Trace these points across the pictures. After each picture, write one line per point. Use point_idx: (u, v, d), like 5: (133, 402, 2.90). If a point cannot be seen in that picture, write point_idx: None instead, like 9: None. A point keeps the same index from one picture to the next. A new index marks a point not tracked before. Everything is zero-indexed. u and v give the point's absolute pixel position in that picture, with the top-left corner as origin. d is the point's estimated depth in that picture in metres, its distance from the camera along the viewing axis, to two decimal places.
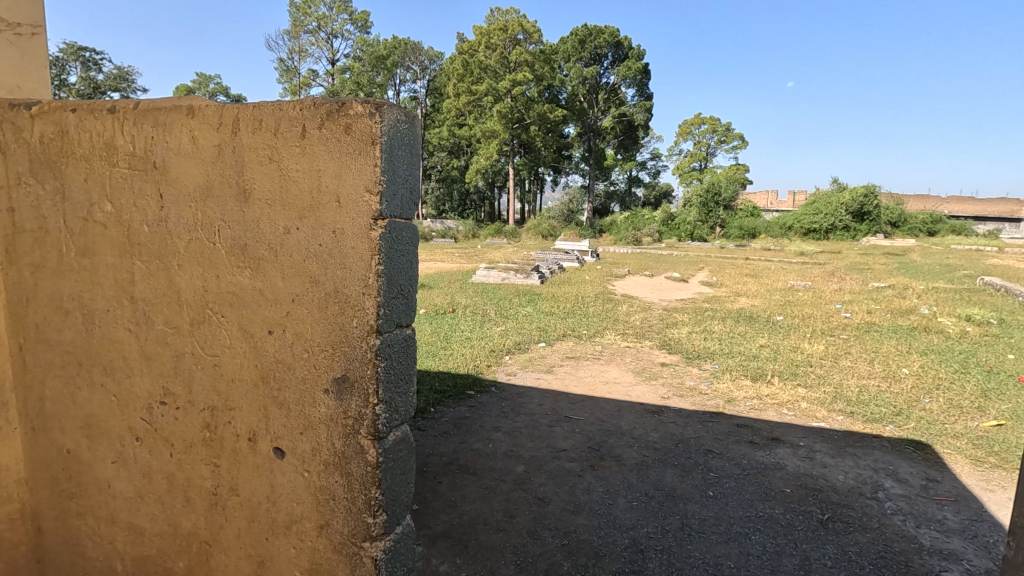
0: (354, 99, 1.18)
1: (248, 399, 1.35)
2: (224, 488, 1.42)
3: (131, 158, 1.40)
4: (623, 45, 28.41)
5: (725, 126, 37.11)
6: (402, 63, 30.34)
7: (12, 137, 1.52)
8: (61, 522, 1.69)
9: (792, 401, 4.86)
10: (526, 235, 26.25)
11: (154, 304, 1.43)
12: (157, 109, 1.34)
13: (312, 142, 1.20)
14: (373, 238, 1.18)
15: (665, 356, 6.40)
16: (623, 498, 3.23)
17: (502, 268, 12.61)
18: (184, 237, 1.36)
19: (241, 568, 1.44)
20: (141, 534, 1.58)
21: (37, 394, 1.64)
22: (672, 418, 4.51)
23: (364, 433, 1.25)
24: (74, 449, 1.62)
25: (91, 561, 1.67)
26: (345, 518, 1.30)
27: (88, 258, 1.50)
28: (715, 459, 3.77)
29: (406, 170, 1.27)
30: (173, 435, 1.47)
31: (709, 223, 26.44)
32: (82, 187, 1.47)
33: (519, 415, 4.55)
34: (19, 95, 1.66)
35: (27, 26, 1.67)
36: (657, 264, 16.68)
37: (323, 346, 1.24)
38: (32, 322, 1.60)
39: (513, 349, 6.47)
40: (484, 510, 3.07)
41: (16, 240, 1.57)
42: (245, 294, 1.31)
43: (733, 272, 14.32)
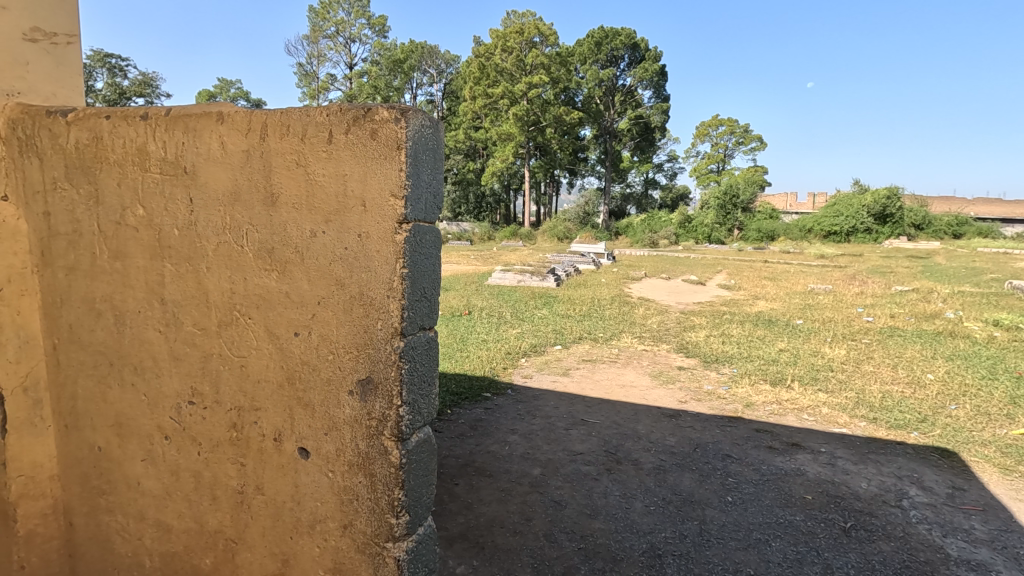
0: (380, 105, 1.20)
1: (274, 399, 1.37)
2: (249, 487, 1.45)
3: (163, 164, 1.44)
4: (640, 47, 28.36)
5: (743, 128, 36.74)
6: (418, 66, 30.59)
7: (48, 143, 1.56)
8: (92, 518, 1.73)
9: (812, 406, 4.79)
10: (541, 238, 26.23)
11: (183, 305, 1.46)
12: (187, 115, 1.38)
13: (338, 148, 1.22)
14: (398, 242, 1.20)
15: (682, 359, 6.35)
16: (640, 502, 3.21)
17: (518, 270, 12.62)
18: (213, 240, 1.39)
19: (266, 566, 1.46)
20: (169, 531, 1.61)
21: (70, 392, 1.68)
22: (690, 422, 4.47)
23: (388, 434, 1.26)
24: (105, 447, 1.66)
25: (120, 557, 1.71)
26: (368, 518, 1.31)
27: (120, 261, 1.54)
28: (734, 464, 3.73)
29: (430, 174, 1.29)
30: (200, 434, 1.50)
31: (726, 226, 26.17)
32: (115, 192, 1.51)
33: (535, 418, 4.55)
34: (54, 103, 1.71)
35: (63, 35, 1.70)
36: (674, 267, 16.54)
37: (348, 347, 1.26)
38: (66, 323, 1.65)
39: (529, 351, 6.48)
40: (501, 513, 3.08)
41: (50, 243, 1.62)
42: (272, 296, 1.33)
43: (751, 275, 14.18)
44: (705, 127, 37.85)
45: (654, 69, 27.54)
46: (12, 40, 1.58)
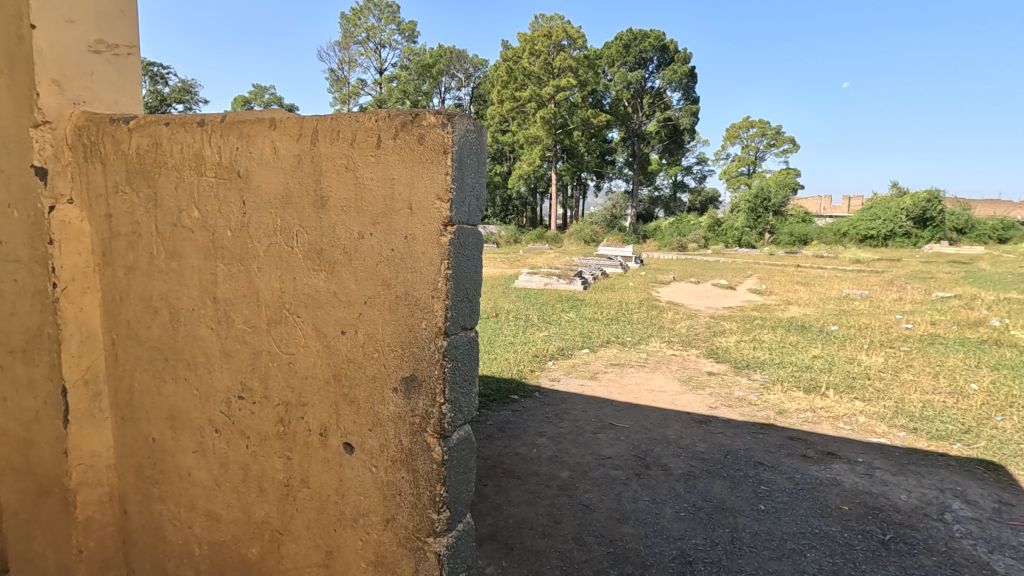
0: (427, 110, 1.23)
1: (320, 395, 1.42)
2: (296, 480, 1.50)
3: (217, 168, 1.50)
4: (669, 49, 28.15)
5: (775, 129, 35.99)
6: (446, 70, 30.96)
7: (111, 149, 1.65)
8: (145, 506, 1.82)
9: (849, 414, 4.67)
10: (568, 241, 26.15)
11: (234, 304, 1.53)
12: (242, 121, 1.44)
13: (386, 152, 1.26)
14: (443, 243, 1.22)
15: (713, 364, 6.27)
16: (670, 508, 3.19)
17: (545, 273, 12.65)
18: (263, 241, 1.45)
19: (310, 558, 1.51)
20: (217, 521, 1.67)
21: (127, 385, 1.78)
22: (721, 428, 4.41)
23: (430, 431, 1.29)
24: (158, 438, 1.74)
25: (171, 544, 1.78)
26: (410, 513, 1.35)
27: (175, 260, 1.62)
28: (767, 472, 3.66)
29: (474, 178, 1.31)
30: (249, 427, 1.56)
31: (757, 229, 25.65)
32: (172, 195, 1.59)
33: (563, 421, 4.55)
34: (116, 111, 1.82)
35: (124, 47, 1.82)
36: (703, 271, 16.31)
37: (393, 346, 1.30)
38: (124, 319, 1.74)
39: (556, 354, 6.48)
40: (530, 515, 3.09)
41: (112, 243, 1.72)
42: (320, 296, 1.38)
43: (784, 279, 13.90)
44: (735, 129, 37.25)
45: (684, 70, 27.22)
46: (80, 52, 1.69)
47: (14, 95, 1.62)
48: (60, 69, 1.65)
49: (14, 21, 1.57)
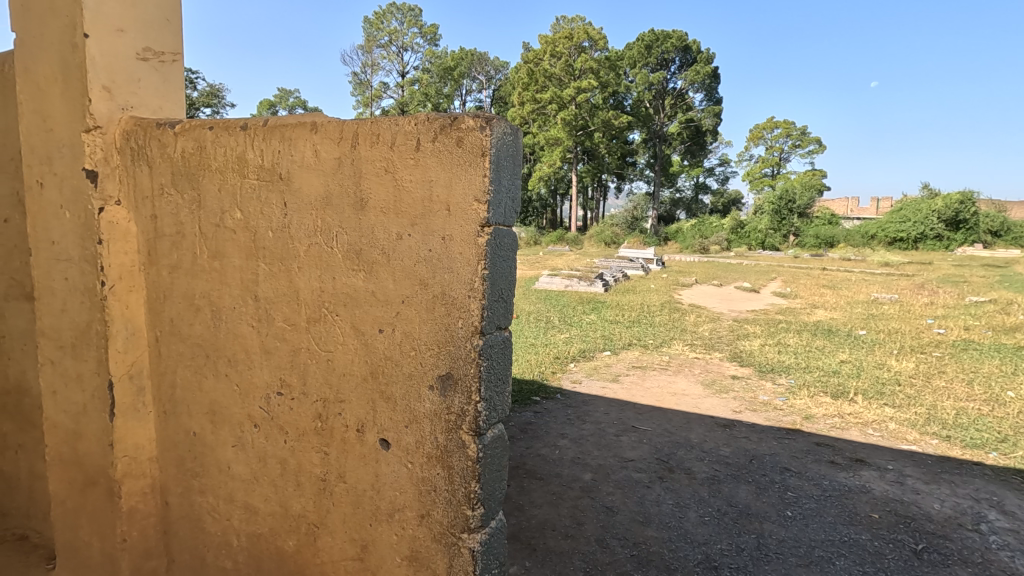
0: (466, 113, 1.25)
1: (358, 392, 1.46)
2: (332, 475, 1.54)
3: (259, 170, 1.55)
4: (692, 49, 27.95)
5: (801, 129, 35.35)
6: (467, 72, 31.11)
7: (158, 152, 1.72)
8: (186, 497, 1.88)
9: (878, 421, 4.58)
10: (589, 243, 26.06)
11: (274, 302, 1.57)
12: (283, 125, 1.49)
13: (425, 155, 1.29)
14: (480, 244, 1.24)
15: (737, 368, 6.19)
16: (694, 512, 3.16)
17: (566, 275, 12.62)
18: (304, 242, 1.49)
19: (346, 551, 1.54)
20: (256, 513, 1.72)
21: (170, 381, 1.84)
22: (745, 433, 4.35)
23: (466, 429, 1.31)
24: (199, 432, 1.80)
25: (210, 535, 1.84)
26: (444, 509, 1.37)
27: (217, 260, 1.67)
28: (794, 478, 3.61)
29: (510, 179, 1.33)
30: (287, 423, 1.60)
31: (781, 231, 25.29)
32: (216, 197, 1.65)
33: (585, 422, 4.55)
34: (161, 116, 1.89)
35: (170, 53, 1.89)
36: (726, 274, 16.03)
37: (430, 345, 1.33)
38: (167, 316, 1.80)
39: (578, 356, 6.47)
40: (552, 516, 3.10)
41: (157, 243, 1.78)
42: (358, 295, 1.42)
43: (810, 282, 13.66)
44: (759, 129, 36.76)
45: (707, 70, 26.94)
46: (128, 59, 1.77)
47: (69, 102, 1.72)
48: (110, 76, 1.73)
49: (70, 31, 1.67)
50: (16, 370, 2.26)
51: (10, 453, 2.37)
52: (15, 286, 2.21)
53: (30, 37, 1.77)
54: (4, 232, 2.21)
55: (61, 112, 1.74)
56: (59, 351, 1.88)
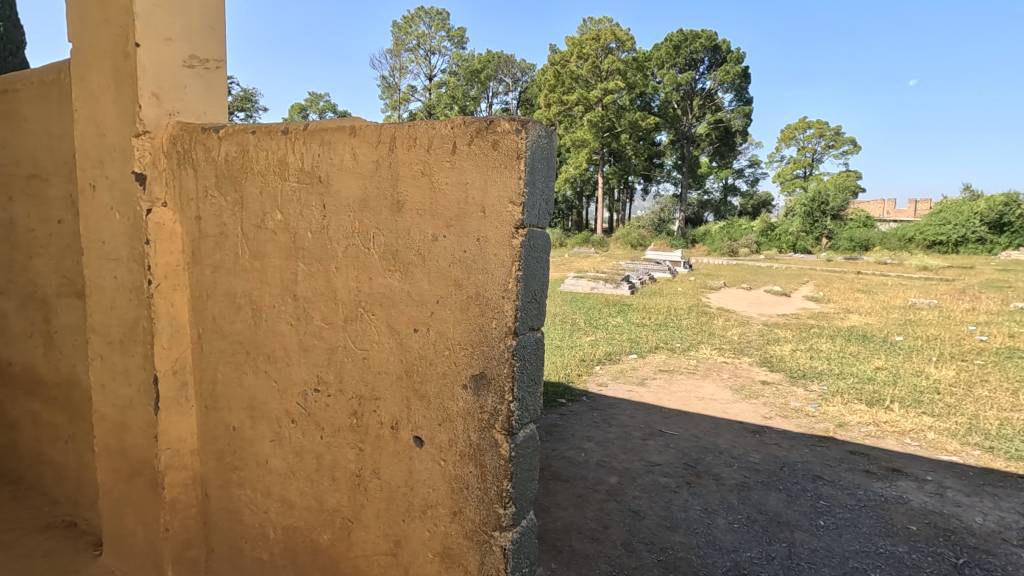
0: (502, 117, 1.27)
1: (393, 390, 1.49)
2: (367, 471, 1.57)
3: (300, 173, 1.60)
4: (721, 49, 27.56)
5: (835, 129, 34.46)
6: (494, 74, 31.28)
7: (203, 156, 1.79)
8: (225, 490, 1.94)
9: (916, 430, 4.43)
10: (615, 245, 25.88)
11: (313, 301, 1.61)
12: (324, 130, 1.53)
13: (461, 158, 1.31)
14: (514, 246, 1.26)
15: (766, 373, 6.08)
16: (723, 519, 3.12)
17: (591, 278, 12.57)
18: (342, 243, 1.53)
19: (379, 546, 1.57)
20: (292, 507, 1.77)
21: (211, 376, 1.91)
22: (776, 439, 4.27)
23: (498, 428, 1.32)
24: (238, 427, 1.86)
25: (248, 527, 1.89)
26: (477, 507, 1.38)
27: (258, 260, 1.72)
28: (826, 486, 3.53)
29: (544, 182, 1.34)
30: (324, 419, 1.64)
31: (813, 234, 24.74)
32: (257, 199, 1.70)
33: (611, 426, 4.53)
34: (205, 120, 1.96)
35: (214, 61, 1.96)
36: (756, 277, 15.76)
37: (463, 344, 1.35)
38: (210, 314, 1.87)
39: (604, 358, 6.44)
40: (578, 518, 3.09)
41: (200, 244, 1.85)
42: (394, 295, 1.45)
43: (844, 286, 13.31)
44: (791, 129, 36.01)
45: (737, 70, 26.56)
46: (175, 67, 1.84)
47: (121, 108, 1.80)
48: (158, 83, 1.80)
49: (123, 41, 1.76)
50: (66, 364, 2.38)
51: (60, 443, 2.49)
52: (68, 284, 2.32)
53: (86, 47, 1.87)
54: (58, 232, 2.33)
55: (114, 118, 1.83)
56: (109, 346, 1.97)
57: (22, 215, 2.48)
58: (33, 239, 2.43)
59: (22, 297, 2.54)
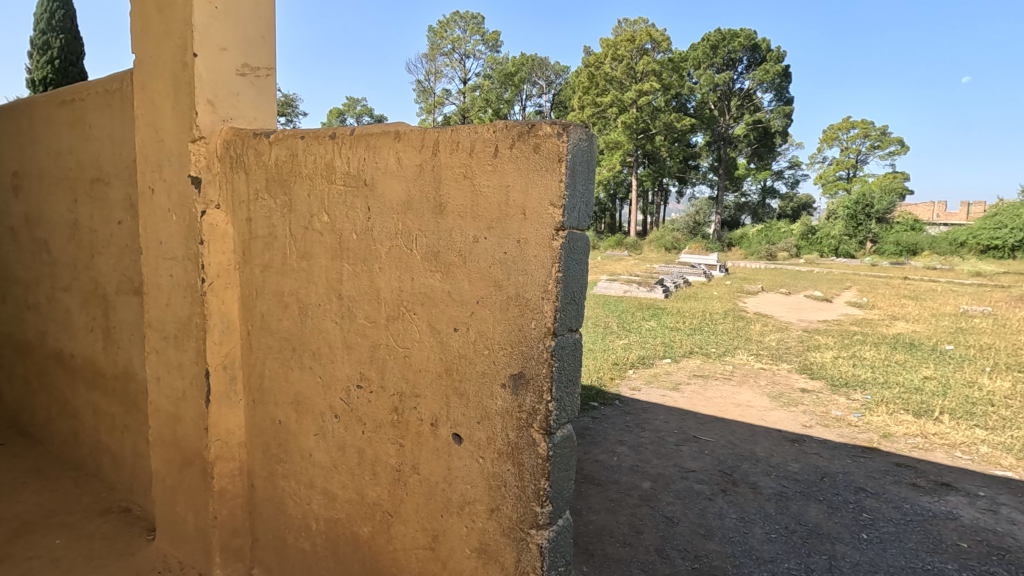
0: (543, 121, 1.28)
1: (433, 387, 1.53)
2: (406, 466, 1.61)
3: (346, 177, 1.66)
4: (761, 48, 27.00)
5: (881, 129, 33.23)
6: (528, 77, 31.44)
7: (254, 160, 1.87)
8: (271, 481, 2.01)
9: (968, 443, 4.24)
10: (648, 248, 25.58)
11: (357, 300, 1.67)
12: (370, 135, 1.58)
13: (503, 161, 1.34)
14: (554, 247, 1.27)
15: (806, 381, 5.90)
16: (760, 528, 3.05)
17: (625, 281, 12.47)
18: (386, 244, 1.57)
19: (417, 540, 1.61)
20: (334, 500, 1.82)
21: (259, 371, 1.98)
22: (816, 449, 4.15)
23: (536, 427, 1.34)
24: (284, 420, 1.93)
25: (291, 518, 1.96)
26: (514, 504, 1.40)
27: (306, 260, 1.79)
28: (870, 498, 3.41)
29: (585, 184, 1.35)
30: (365, 415, 1.70)
31: (857, 238, 23.89)
32: (305, 201, 1.77)
33: (644, 430, 4.48)
34: (256, 126, 2.04)
35: (265, 69, 2.04)
36: (795, 282, 15.33)
37: (503, 344, 1.37)
38: (259, 311, 1.95)
39: (637, 362, 6.38)
40: (610, 523, 3.08)
41: (251, 245, 1.93)
42: (435, 295, 1.49)
43: (890, 292, 12.80)
44: (833, 130, 34.92)
45: (777, 70, 25.99)
46: (229, 76, 1.93)
47: (180, 116, 1.91)
48: (213, 90, 1.90)
49: (181, 51, 1.86)
50: (124, 358, 2.51)
51: (117, 433, 2.63)
52: (126, 282, 2.45)
53: (148, 58, 1.98)
54: (118, 233, 2.46)
55: (172, 125, 1.94)
56: (164, 341, 2.09)
57: (86, 216, 2.64)
58: (96, 239, 2.58)
59: (85, 293, 2.70)
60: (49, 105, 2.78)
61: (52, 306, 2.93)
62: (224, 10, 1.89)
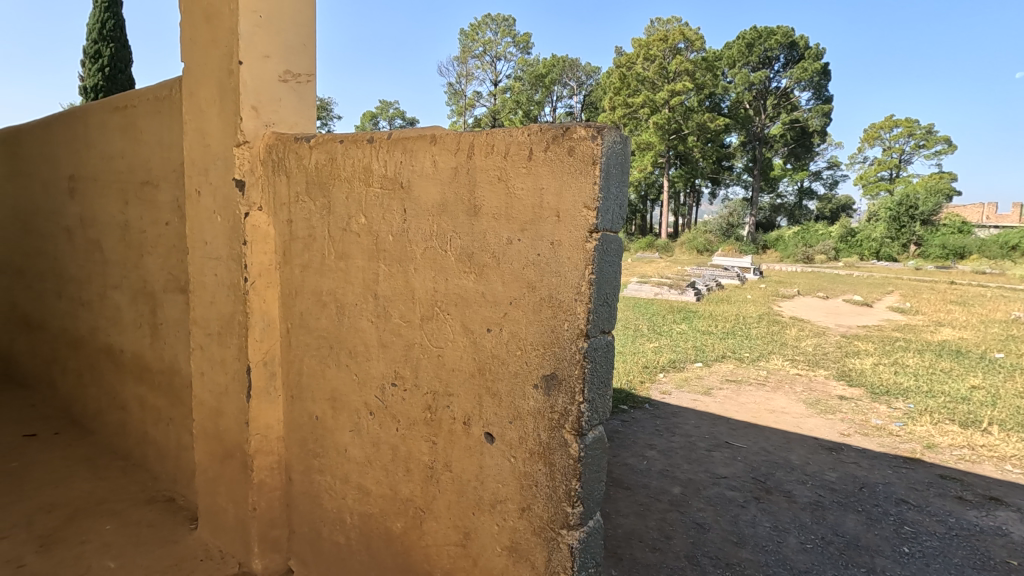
0: (578, 124, 1.29)
1: (465, 386, 1.55)
2: (439, 463, 1.64)
3: (383, 180, 1.70)
4: (799, 45, 26.37)
5: (926, 128, 32.00)
6: (559, 79, 31.39)
7: (295, 164, 1.93)
8: (307, 475, 2.07)
9: (1019, 456, 4.05)
10: (679, 250, 25.23)
11: (392, 300, 1.71)
12: (407, 139, 1.62)
13: (537, 163, 1.35)
14: (588, 250, 1.27)
15: (844, 388, 5.73)
16: (795, 538, 2.99)
17: (655, 283, 12.33)
18: (421, 245, 1.61)
19: (449, 537, 1.63)
20: (368, 495, 1.87)
21: (297, 368, 2.05)
22: (855, 458, 4.03)
23: (568, 428, 1.34)
24: (321, 417, 1.98)
25: (326, 511, 2.02)
26: (546, 504, 1.41)
27: (343, 261, 1.84)
28: (912, 511, 3.29)
29: (618, 186, 1.34)
30: (399, 412, 1.73)
31: (900, 241, 22.90)
32: (344, 204, 1.82)
33: (674, 435, 4.43)
34: (297, 131, 2.10)
35: (305, 75, 2.10)
36: (834, 286, 14.87)
37: (536, 345, 1.39)
38: (298, 310, 2.01)
39: (667, 366, 6.31)
40: (640, 527, 3.06)
41: (291, 245, 2.00)
42: (469, 296, 1.51)
43: (935, 298, 12.31)
44: (875, 129, 33.77)
45: (816, 67, 25.32)
46: (272, 82, 2.00)
47: (226, 122, 1.99)
48: (257, 96, 1.97)
49: (228, 59, 1.94)
50: (170, 353, 2.62)
51: (163, 425, 2.75)
52: (173, 281, 2.56)
53: (196, 66, 2.07)
54: (166, 233, 2.58)
55: (218, 130, 2.02)
56: (208, 338, 2.17)
57: (136, 218, 2.77)
58: (145, 239, 2.70)
59: (134, 291, 2.83)
60: (103, 111, 2.92)
61: (104, 303, 3.08)
62: (268, 18, 1.96)
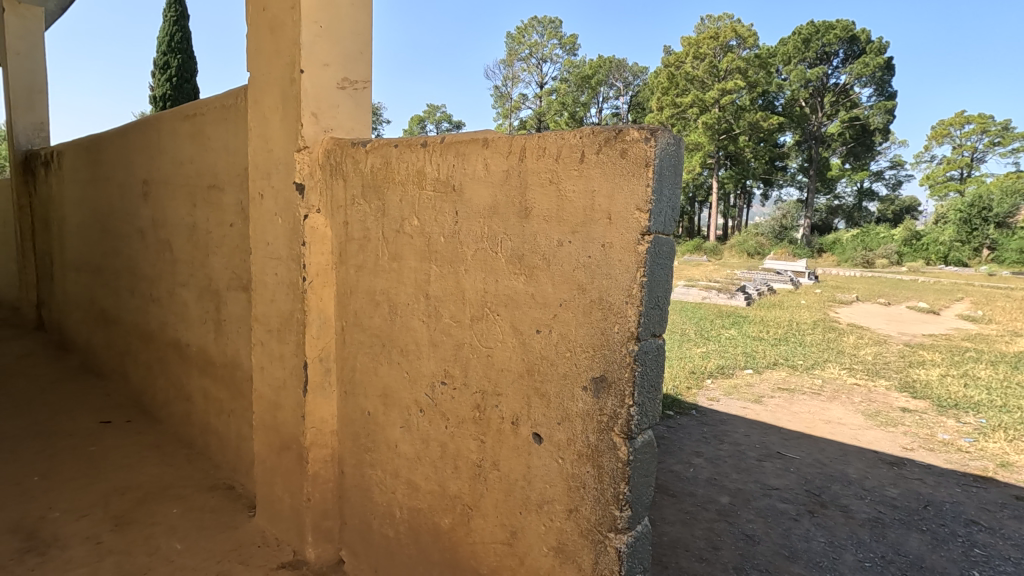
0: (631, 126, 1.29)
1: (514, 386, 1.57)
2: (487, 462, 1.66)
3: (436, 183, 1.74)
4: (859, 39, 25.25)
5: (1002, 124, 29.92)
6: (605, 80, 31.13)
7: (352, 167, 2.01)
8: (358, 469, 2.14)
9: None
10: (728, 253, 24.51)
11: (443, 301, 1.75)
12: (459, 143, 1.65)
13: (589, 166, 1.35)
14: (640, 252, 1.27)
15: (907, 400, 5.42)
16: (852, 554, 2.86)
17: (703, 287, 12.05)
18: (472, 246, 1.64)
19: (495, 535, 1.65)
20: (417, 490, 1.91)
21: (351, 364, 2.12)
22: (919, 474, 3.81)
23: (617, 431, 1.34)
24: (373, 412, 2.05)
25: (376, 504, 2.08)
26: (593, 506, 1.41)
27: (396, 262, 1.89)
28: (983, 533, 3.09)
29: (671, 188, 1.33)
30: (449, 410, 1.77)
31: (970, 245, 21.70)
32: (397, 207, 1.87)
33: (722, 443, 4.31)
34: (353, 136, 2.18)
35: (361, 82, 2.17)
36: (896, 292, 14.12)
37: (585, 347, 1.39)
38: (352, 309, 2.08)
39: (715, 372, 6.14)
40: (685, 536, 3.00)
41: (347, 246, 2.07)
42: (519, 297, 1.53)
43: (1011, 305, 11.49)
44: (944, 126, 31.87)
45: (878, 62, 24.15)
46: (330, 89, 2.08)
47: (288, 127, 2.08)
48: (317, 103, 2.05)
49: (290, 69, 2.03)
50: (232, 348, 2.76)
51: (224, 416, 2.89)
52: (235, 279, 2.70)
53: (260, 75, 2.18)
54: (230, 234, 2.72)
55: (280, 136, 2.12)
56: (268, 333, 2.28)
57: (203, 219, 2.93)
58: (211, 239, 2.86)
59: (200, 288, 3.00)
60: (175, 119, 3.11)
61: (173, 299, 3.27)
62: (328, 28, 2.05)
